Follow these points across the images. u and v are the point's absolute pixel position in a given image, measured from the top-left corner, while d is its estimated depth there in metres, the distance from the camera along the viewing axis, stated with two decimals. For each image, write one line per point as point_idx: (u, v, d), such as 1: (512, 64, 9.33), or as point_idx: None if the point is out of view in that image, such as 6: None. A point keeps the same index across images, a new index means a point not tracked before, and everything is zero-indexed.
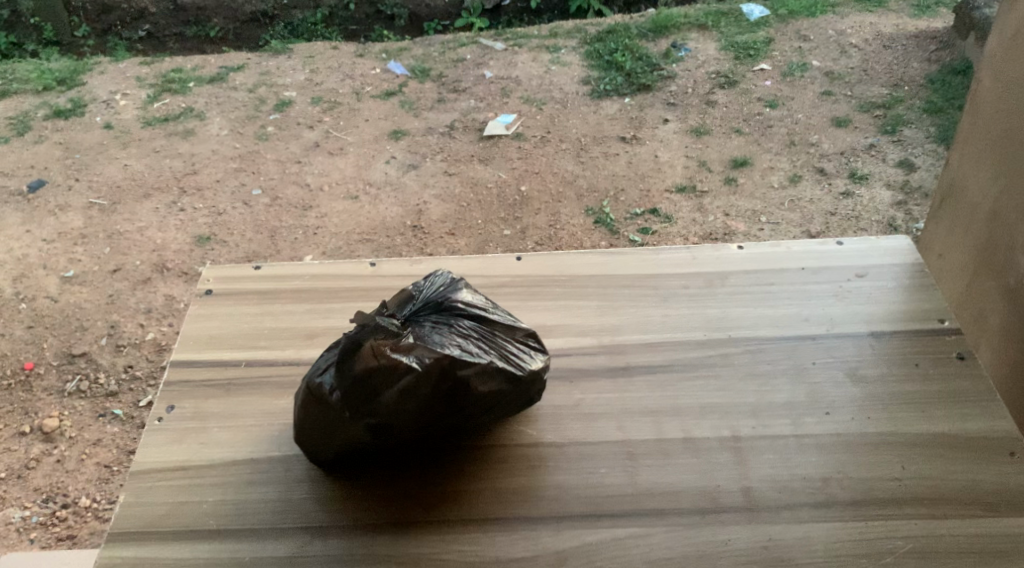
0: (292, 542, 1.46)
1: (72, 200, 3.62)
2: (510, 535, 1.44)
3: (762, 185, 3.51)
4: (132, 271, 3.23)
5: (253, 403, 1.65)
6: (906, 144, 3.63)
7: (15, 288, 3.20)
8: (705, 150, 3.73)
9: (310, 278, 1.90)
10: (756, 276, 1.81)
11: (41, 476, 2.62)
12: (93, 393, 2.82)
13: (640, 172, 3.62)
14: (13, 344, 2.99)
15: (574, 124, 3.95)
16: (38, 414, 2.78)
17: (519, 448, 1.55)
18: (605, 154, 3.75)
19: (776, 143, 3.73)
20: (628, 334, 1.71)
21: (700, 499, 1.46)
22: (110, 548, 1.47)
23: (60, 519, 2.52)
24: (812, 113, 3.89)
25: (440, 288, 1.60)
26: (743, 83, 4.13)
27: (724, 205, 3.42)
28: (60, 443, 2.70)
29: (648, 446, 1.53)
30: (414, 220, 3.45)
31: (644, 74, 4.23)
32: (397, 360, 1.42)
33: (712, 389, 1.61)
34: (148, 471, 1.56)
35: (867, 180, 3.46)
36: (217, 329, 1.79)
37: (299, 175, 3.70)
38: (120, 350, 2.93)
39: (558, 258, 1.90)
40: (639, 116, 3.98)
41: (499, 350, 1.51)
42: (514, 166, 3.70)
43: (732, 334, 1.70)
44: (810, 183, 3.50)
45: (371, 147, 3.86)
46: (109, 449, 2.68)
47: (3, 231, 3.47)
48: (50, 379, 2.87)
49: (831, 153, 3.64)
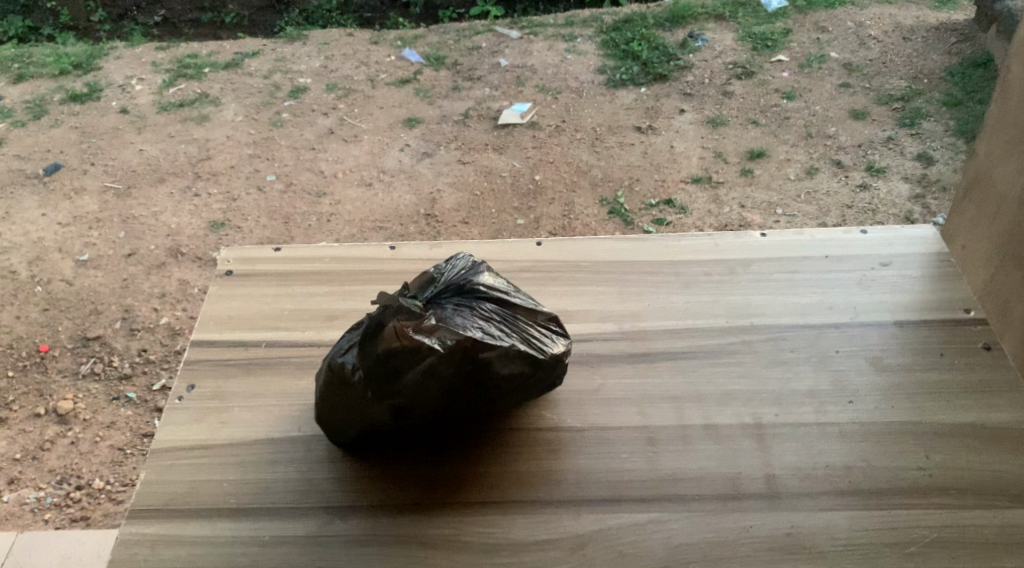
0: (312, 522, 1.46)
1: (88, 184, 3.63)
2: (530, 518, 1.44)
3: (779, 177, 3.49)
4: (147, 256, 3.23)
5: (274, 383, 1.65)
6: (924, 137, 3.61)
7: (31, 270, 3.21)
8: (721, 141, 3.71)
9: (329, 260, 1.90)
10: (779, 264, 1.80)
11: (56, 458, 2.63)
12: (107, 376, 2.83)
13: (655, 162, 3.61)
14: (29, 326, 3.00)
15: (589, 114, 3.93)
16: (53, 396, 2.79)
17: (539, 432, 1.54)
18: (621, 144, 3.73)
19: (793, 135, 3.71)
20: (649, 319, 1.71)
21: (722, 485, 1.45)
22: (132, 525, 1.48)
23: (73, 501, 2.53)
24: (830, 105, 3.86)
25: (461, 271, 1.59)
26: (760, 74, 4.11)
27: (739, 196, 3.40)
28: (74, 425, 2.71)
29: (670, 432, 1.53)
30: (428, 208, 3.44)
31: (660, 64, 4.21)
32: (419, 341, 1.41)
33: (734, 376, 1.60)
34: (169, 449, 1.57)
35: (884, 173, 3.44)
36: (236, 311, 1.79)
37: (314, 162, 3.70)
38: (134, 333, 2.94)
39: (579, 243, 1.89)
40: (655, 106, 3.96)
41: (521, 334, 1.50)
42: (529, 155, 3.69)
43: (755, 321, 1.69)
44: (827, 176, 3.47)
45: (386, 134, 3.85)
46: (123, 432, 2.69)
47: (19, 214, 3.48)
48: (65, 361, 2.88)
49: (848, 145, 3.61)
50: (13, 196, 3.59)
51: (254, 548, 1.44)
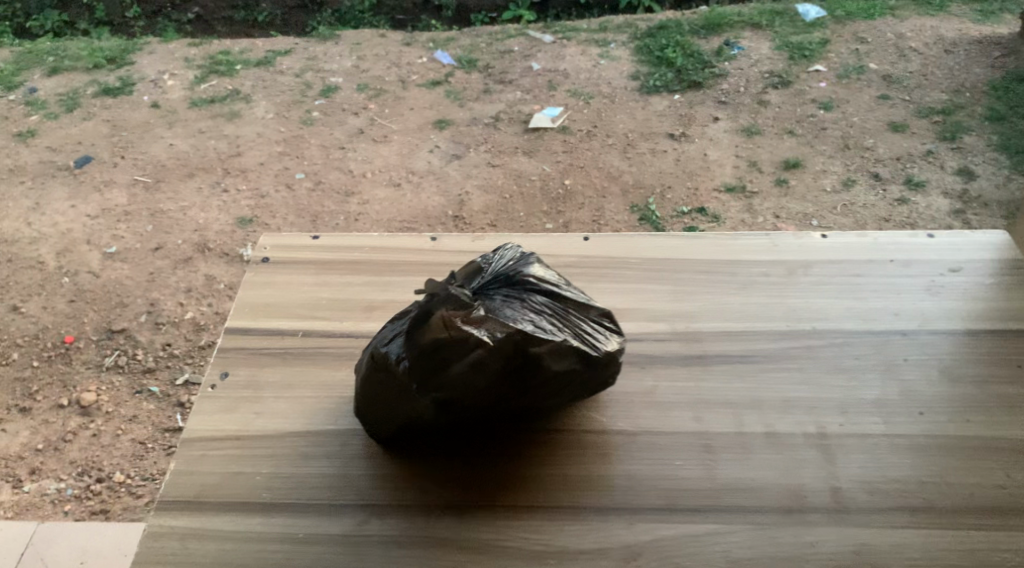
0: (348, 520, 1.39)
1: (119, 176, 3.59)
2: (579, 525, 1.36)
3: (817, 188, 3.40)
4: (174, 250, 3.18)
5: (311, 373, 1.59)
6: (966, 152, 3.50)
7: (58, 261, 3.17)
8: (756, 150, 3.62)
9: (368, 249, 1.83)
10: (842, 266, 1.71)
11: (77, 450, 2.58)
12: (131, 369, 2.77)
13: (689, 170, 3.52)
14: (55, 317, 2.95)
15: (620, 120, 3.85)
16: (76, 387, 2.74)
17: (587, 435, 1.46)
18: (653, 151, 3.65)
19: (829, 145, 3.61)
20: (703, 321, 1.63)
21: (786, 497, 1.37)
22: (161, 517, 1.41)
23: (94, 493, 2.47)
24: (868, 117, 3.76)
25: (510, 262, 1.52)
26: (798, 84, 4.01)
27: (774, 207, 3.31)
28: (97, 417, 2.66)
29: (727, 439, 1.45)
30: (457, 211, 3.38)
31: (695, 71, 4.12)
32: (468, 332, 1.33)
33: (796, 382, 1.51)
34: (200, 439, 1.50)
35: (925, 186, 3.34)
36: (274, 298, 1.73)
37: (343, 160, 3.65)
38: (159, 327, 2.88)
39: (628, 240, 1.81)
40: (689, 113, 3.87)
41: (574, 329, 1.42)
42: (560, 159, 3.61)
43: (816, 325, 1.60)
44: (864, 188, 3.37)
45: (415, 135, 3.79)
46: (145, 426, 2.63)
47: (49, 205, 3.45)
48: (90, 353, 2.83)
49: (887, 158, 3.51)
50: (42, 187, 3.55)
51: (286, 546, 1.37)
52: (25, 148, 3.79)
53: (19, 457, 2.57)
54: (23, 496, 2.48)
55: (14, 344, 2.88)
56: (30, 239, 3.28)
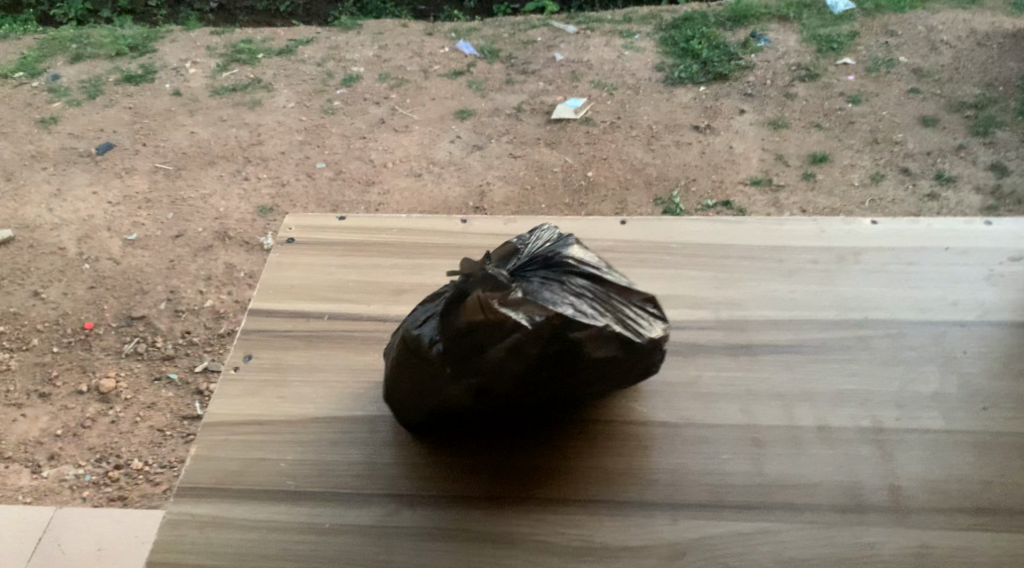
0: (376, 510, 1.33)
1: (140, 164, 3.45)
2: (621, 521, 1.31)
3: (844, 183, 3.14)
4: (194, 238, 3.08)
5: (339, 356, 1.52)
6: (999, 147, 3.22)
7: (79, 248, 3.08)
8: (784, 143, 3.32)
9: (396, 231, 1.75)
10: (894, 256, 1.68)
11: (97, 436, 2.53)
12: (149, 356, 2.71)
13: (713, 163, 3.25)
14: (75, 303, 2.88)
15: (645, 112, 3.54)
16: (95, 373, 2.68)
17: (628, 426, 1.41)
18: (678, 143, 3.36)
19: (858, 140, 3.31)
20: (749, 309, 1.59)
21: (841, 495, 1.33)
22: (181, 504, 1.35)
23: (112, 480, 2.43)
24: (898, 111, 3.44)
25: (547, 243, 1.44)
26: (825, 77, 3.66)
27: (801, 202, 3.07)
28: (116, 403, 2.60)
29: (777, 433, 1.41)
30: (478, 202, 3.16)
31: (720, 63, 3.76)
32: (504, 314, 1.26)
33: (848, 374, 1.48)
34: (221, 423, 1.44)
35: (956, 182, 3.08)
36: (298, 280, 1.66)
37: (365, 150, 3.41)
38: (178, 314, 2.81)
39: (668, 224, 1.76)
40: (714, 105, 3.55)
41: (616, 313, 1.34)
42: (583, 150, 3.35)
43: (869, 315, 1.57)
44: (894, 184, 3.11)
45: (436, 126, 3.52)
46: (164, 413, 2.57)
47: (70, 191, 3.34)
48: (109, 340, 2.76)
49: (917, 152, 3.23)
50: (64, 173, 3.44)
51: (311, 537, 1.31)
52: (48, 135, 3.66)
53: (38, 442, 2.52)
54: (42, 482, 2.43)
55: (35, 330, 2.82)
56: (51, 225, 3.19)
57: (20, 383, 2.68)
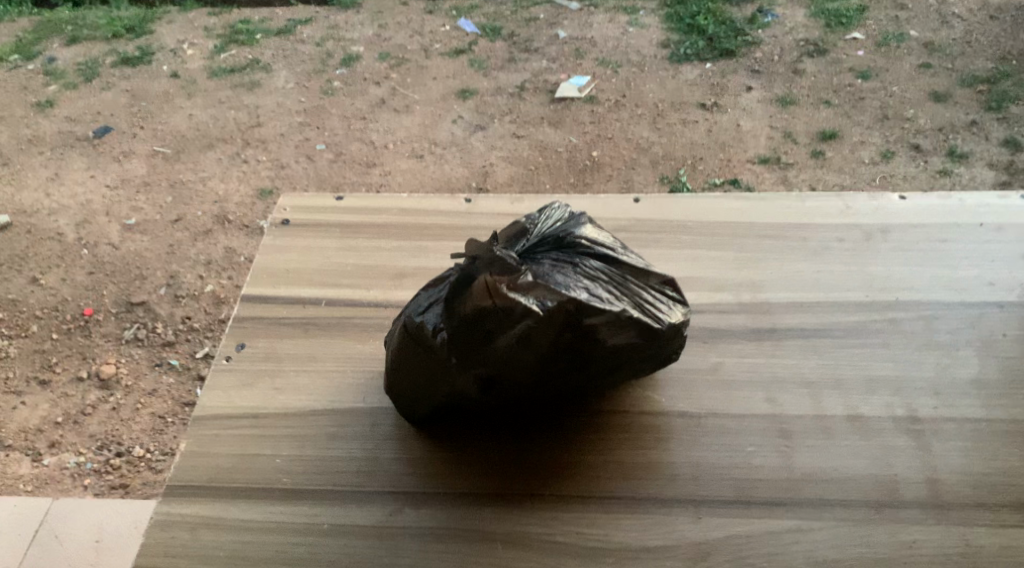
0: (379, 509, 1.24)
1: (139, 147, 3.09)
2: (641, 519, 1.22)
3: (854, 162, 2.75)
4: (193, 222, 2.78)
5: (337, 344, 1.43)
6: (1014, 123, 2.79)
7: (76, 232, 2.78)
8: (792, 121, 2.92)
9: (398, 213, 1.66)
10: (924, 233, 1.60)
11: (97, 423, 2.30)
12: (150, 342, 2.46)
13: (722, 141, 2.89)
14: (73, 288, 2.60)
15: (650, 90, 3.13)
16: (95, 359, 2.43)
17: (645, 417, 1.32)
18: (684, 121, 2.99)
19: (867, 117, 2.89)
20: (772, 291, 1.51)
21: (877, 490, 1.25)
22: (170, 503, 1.26)
23: (114, 468, 2.21)
24: (909, 86, 2.99)
25: (558, 223, 1.35)
26: (835, 52, 3.18)
27: (811, 178, 2.71)
28: (116, 389, 2.36)
29: (805, 424, 1.32)
30: (481, 183, 2.85)
31: (725, 39, 3.29)
32: (514, 300, 1.16)
33: (880, 359, 1.40)
34: (213, 417, 1.35)
35: (968, 159, 2.68)
36: (296, 264, 1.57)
37: (365, 132, 3.06)
38: (179, 300, 2.54)
39: (684, 201, 1.66)
40: (720, 82, 3.13)
41: (633, 297, 1.25)
42: (587, 130, 2.99)
43: (899, 297, 1.49)
44: (905, 161, 2.72)
45: (437, 106, 3.15)
46: (165, 400, 2.34)
47: (69, 173, 3.00)
48: (109, 326, 2.50)
49: (928, 128, 2.81)
50: (60, 157, 3.08)
51: (309, 538, 1.22)
52: (43, 119, 3.26)
53: (37, 430, 2.30)
54: (41, 470, 2.21)
55: (34, 316, 2.55)
56: (47, 210, 2.87)
57: (19, 369, 2.43)
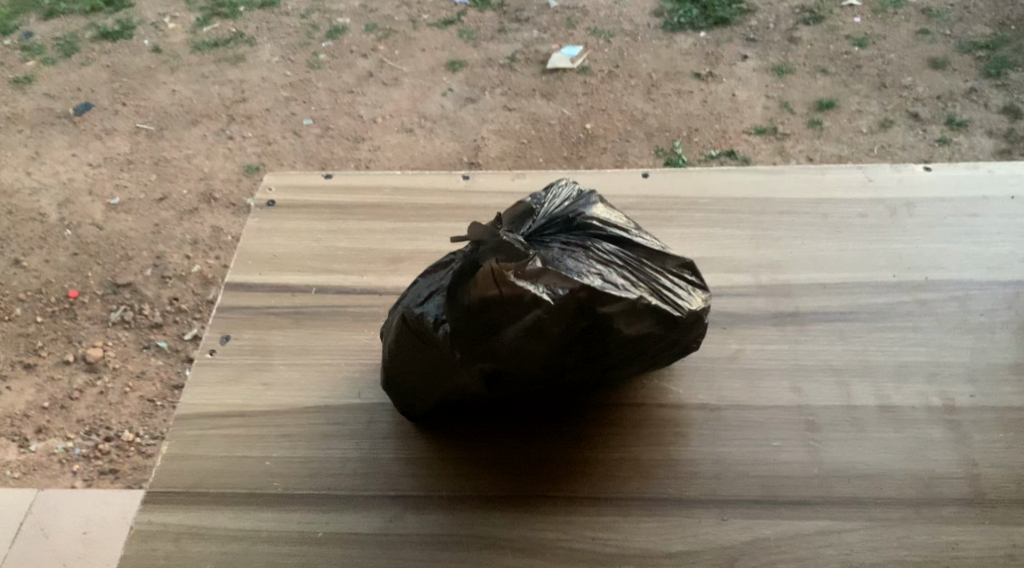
0: (378, 514, 1.15)
1: (121, 124, 2.86)
2: (661, 522, 1.13)
3: (852, 131, 2.55)
4: (179, 200, 2.56)
5: (329, 335, 1.34)
6: (1015, 89, 2.58)
7: (59, 213, 2.57)
8: (787, 91, 2.69)
9: (391, 191, 1.55)
10: (953, 206, 1.51)
11: (84, 408, 2.09)
12: (137, 324, 2.25)
13: (717, 112, 2.66)
14: (56, 270, 2.39)
15: (644, 59, 2.89)
16: (81, 342, 2.22)
17: (662, 410, 1.23)
18: (679, 92, 2.75)
19: (864, 85, 2.67)
20: (794, 271, 1.41)
21: (914, 487, 1.16)
22: (152, 513, 1.17)
23: (103, 453, 2.02)
24: (907, 53, 2.75)
25: (566, 202, 1.24)
26: (832, 19, 2.92)
27: (808, 150, 2.52)
28: (104, 373, 2.16)
29: (834, 415, 1.23)
30: (473, 157, 2.64)
31: (721, 6, 3.03)
32: (521, 288, 1.06)
33: (911, 344, 1.31)
34: (197, 417, 1.25)
35: (966, 127, 2.49)
36: (283, 248, 1.47)
37: (353, 105, 2.84)
38: (166, 281, 2.33)
39: (696, 176, 1.57)
40: (715, 51, 2.88)
41: (650, 283, 1.15)
42: (580, 101, 2.77)
43: (929, 276, 1.41)
44: (903, 131, 2.52)
45: (425, 78, 2.92)
46: (154, 383, 2.14)
47: (49, 152, 2.78)
48: (95, 309, 2.29)
49: (926, 96, 2.60)
50: (40, 135, 2.85)
51: (303, 548, 1.13)
52: (21, 96, 3.02)
53: (22, 416, 2.09)
54: (28, 457, 2.02)
55: (16, 299, 2.33)
56: (28, 190, 2.66)
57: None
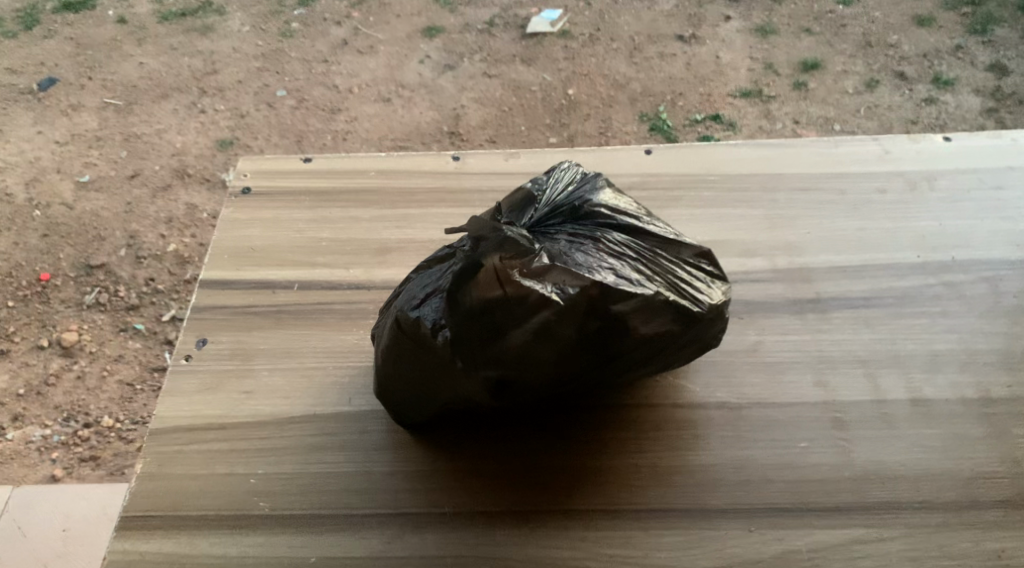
0: (375, 535, 1.05)
1: (87, 99, 2.61)
2: (683, 536, 1.05)
3: (837, 92, 2.38)
4: (152, 176, 2.37)
5: (314, 336, 1.23)
6: (1002, 46, 2.43)
7: (26, 193, 2.36)
8: (772, 52, 2.50)
9: (374, 174, 1.43)
10: (976, 179, 1.42)
11: (62, 394, 1.98)
12: (113, 306, 2.12)
13: (700, 75, 2.45)
14: (26, 254, 2.22)
15: (625, 19, 2.66)
16: (56, 326, 2.09)
17: (678, 411, 1.14)
18: (662, 55, 2.53)
19: (849, 43, 2.50)
20: (812, 254, 1.32)
21: (953, 490, 1.08)
22: (126, 540, 1.07)
23: (82, 439, 1.91)
24: (891, 8, 2.59)
25: (571, 187, 1.14)
26: None
27: (794, 111, 2.35)
28: (80, 358, 2.04)
29: (864, 412, 1.15)
30: (452, 126, 2.41)
31: None
32: (527, 287, 0.98)
33: (941, 332, 1.22)
34: (174, 432, 1.15)
35: (953, 85, 2.34)
36: (261, 240, 1.36)
37: (328, 74, 2.60)
38: (141, 261, 2.19)
39: (704, 151, 1.46)
40: (698, 12, 2.65)
41: (667, 276, 1.04)
42: (561, 66, 2.52)
43: (955, 256, 1.32)
44: (888, 91, 2.37)
45: (401, 45, 2.66)
46: (132, 366, 2.02)
47: (11, 131, 2.53)
48: (68, 292, 2.15)
49: (911, 54, 2.44)
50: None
51: None
52: None
53: None
54: (4, 445, 1.91)
55: None
56: None
57: None
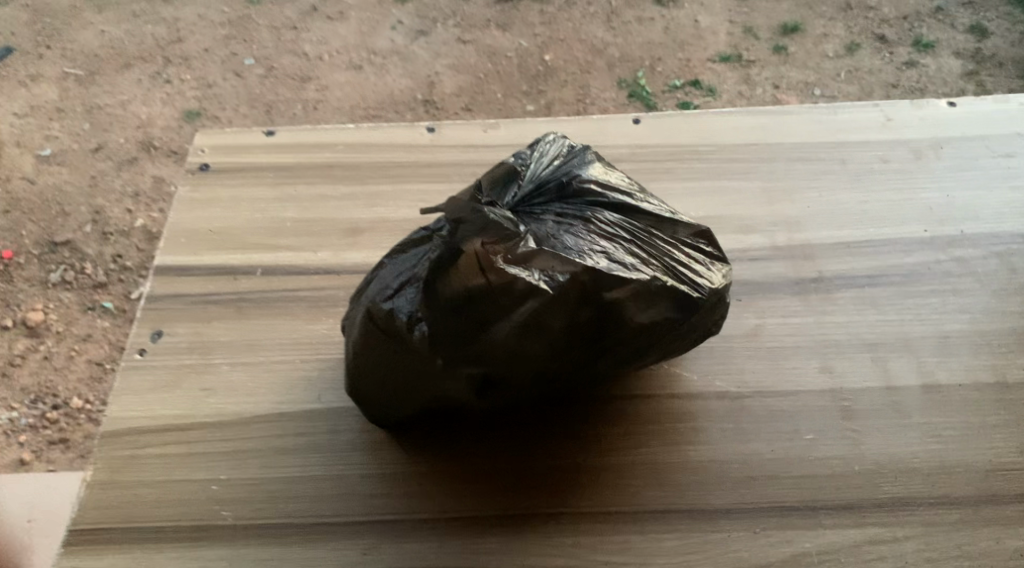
0: (349, 545, 0.97)
1: (47, 69, 2.12)
2: (683, 540, 0.97)
3: (816, 56, 2.08)
4: (115, 149, 1.97)
5: (280, 326, 1.13)
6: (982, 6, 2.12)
7: None
8: (750, 14, 2.17)
9: (342, 148, 1.33)
10: (983, 146, 1.34)
11: (26, 375, 1.67)
12: (80, 283, 1.78)
13: (678, 40, 2.13)
14: None
15: None
16: (17, 304, 1.75)
17: (675, 402, 1.05)
18: (639, 19, 2.18)
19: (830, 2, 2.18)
20: (813, 229, 1.23)
21: (971, 483, 1.01)
22: (76, 557, 0.97)
23: (51, 422, 1.62)
24: None
25: (558, 160, 1.04)
26: None
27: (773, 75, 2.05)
28: (47, 338, 1.71)
29: (873, 400, 1.07)
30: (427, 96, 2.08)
31: None
32: (511, 274, 0.89)
33: (951, 312, 1.15)
34: (129, 435, 1.05)
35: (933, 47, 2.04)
36: (222, 221, 1.25)
37: (298, 42, 2.17)
38: (107, 237, 1.83)
39: (697, 120, 1.37)
40: None
41: (663, 258, 0.96)
42: (538, 31, 2.16)
43: (966, 229, 1.23)
44: (869, 53, 2.07)
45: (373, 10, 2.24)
46: (101, 345, 1.71)
47: None
48: (30, 269, 1.79)
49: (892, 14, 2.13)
50: None
51: None
52: None
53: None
54: None
55: None
56: None
57: None
